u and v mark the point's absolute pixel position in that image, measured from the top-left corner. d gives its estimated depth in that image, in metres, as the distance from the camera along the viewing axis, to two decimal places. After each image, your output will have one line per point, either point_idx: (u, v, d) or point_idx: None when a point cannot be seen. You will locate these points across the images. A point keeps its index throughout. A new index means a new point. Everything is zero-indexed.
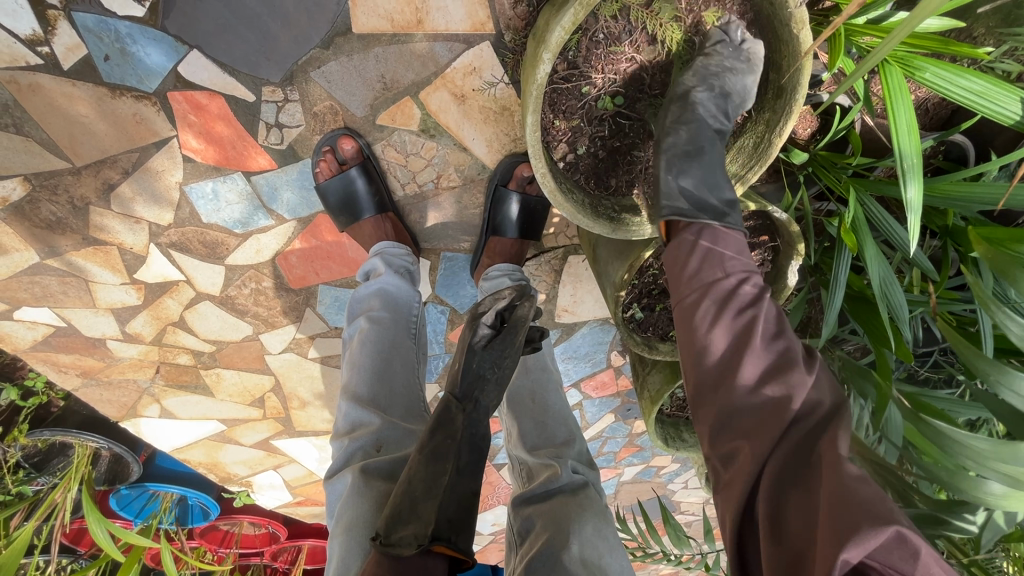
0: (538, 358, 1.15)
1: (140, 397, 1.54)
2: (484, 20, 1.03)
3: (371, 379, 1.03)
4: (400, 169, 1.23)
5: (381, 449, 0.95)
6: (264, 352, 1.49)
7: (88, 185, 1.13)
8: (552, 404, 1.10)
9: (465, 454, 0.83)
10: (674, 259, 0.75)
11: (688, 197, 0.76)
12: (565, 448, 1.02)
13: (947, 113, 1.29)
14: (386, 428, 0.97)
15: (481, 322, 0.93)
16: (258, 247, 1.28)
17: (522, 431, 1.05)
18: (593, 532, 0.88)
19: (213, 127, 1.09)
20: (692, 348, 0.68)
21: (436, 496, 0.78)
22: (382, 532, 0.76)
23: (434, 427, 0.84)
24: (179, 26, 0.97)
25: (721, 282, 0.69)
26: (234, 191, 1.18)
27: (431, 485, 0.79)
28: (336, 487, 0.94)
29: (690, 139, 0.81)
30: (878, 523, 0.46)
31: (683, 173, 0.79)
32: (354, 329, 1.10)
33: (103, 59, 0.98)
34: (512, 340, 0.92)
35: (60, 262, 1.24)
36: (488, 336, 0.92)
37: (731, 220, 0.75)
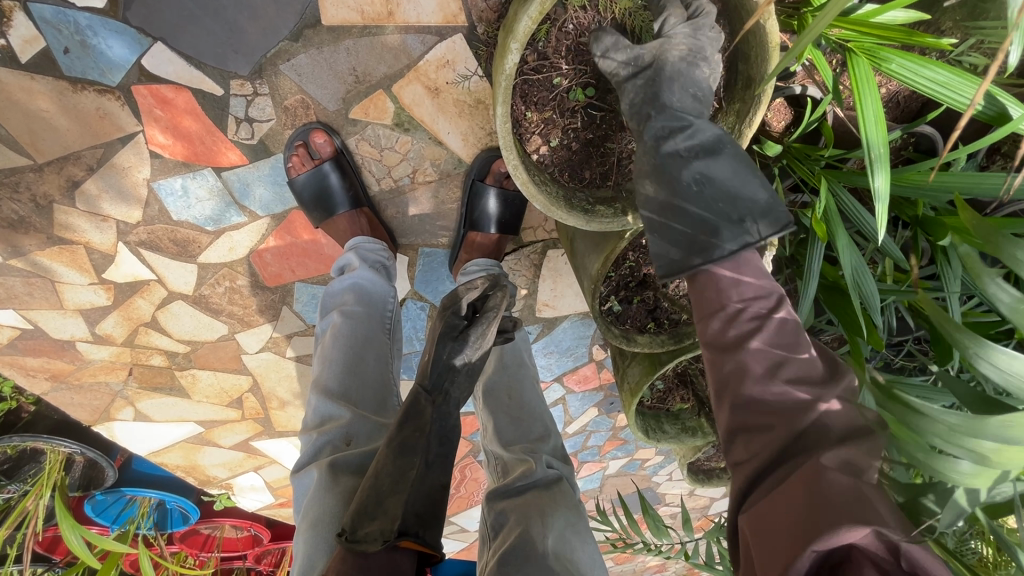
0: (513, 352, 1.15)
1: (113, 400, 1.51)
2: (456, 13, 1.03)
3: (342, 373, 1.01)
4: (374, 164, 1.21)
5: (350, 443, 0.94)
6: (241, 352, 1.47)
7: (51, 182, 1.10)
8: (529, 400, 1.09)
9: (434, 446, 0.84)
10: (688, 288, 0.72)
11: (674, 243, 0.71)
12: (541, 443, 1.02)
13: (917, 105, 1.32)
14: (355, 422, 0.96)
15: (454, 315, 0.92)
16: (230, 245, 1.26)
17: (498, 427, 1.05)
18: (565, 526, 0.88)
19: (180, 122, 1.06)
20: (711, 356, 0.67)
21: (402, 490, 0.78)
22: (348, 527, 0.75)
23: (403, 420, 0.83)
24: (141, 18, 0.95)
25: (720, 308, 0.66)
26: (204, 188, 1.15)
27: (398, 479, 0.78)
28: (302, 483, 0.93)
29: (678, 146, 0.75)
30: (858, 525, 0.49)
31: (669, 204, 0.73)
32: (326, 324, 1.09)
33: (62, 51, 0.96)
34: (484, 332, 0.92)
35: (25, 263, 1.20)
36: (462, 327, 0.92)
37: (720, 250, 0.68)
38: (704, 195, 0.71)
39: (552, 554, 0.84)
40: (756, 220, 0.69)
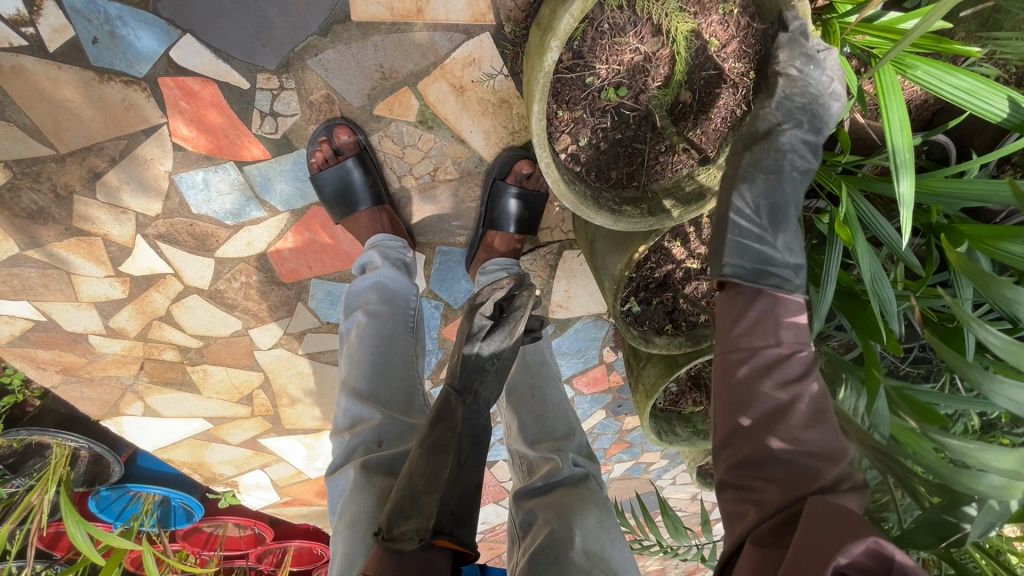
0: (535, 350, 1.15)
1: (123, 394, 1.50)
2: (484, 11, 1.03)
3: (371, 373, 1.01)
4: (396, 161, 1.21)
5: (382, 444, 0.94)
6: (253, 347, 1.47)
7: (72, 173, 1.09)
8: (552, 399, 1.09)
9: (466, 445, 0.83)
10: (728, 316, 0.69)
11: (750, 260, 0.72)
12: (566, 441, 1.02)
13: (928, 115, 1.33)
14: (386, 423, 0.96)
15: (480, 314, 0.91)
16: (249, 240, 1.25)
17: (522, 425, 1.05)
18: (595, 524, 0.88)
19: (205, 115, 1.06)
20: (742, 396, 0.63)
21: (437, 489, 0.78)
22: (384, 527, 0.75)
23: (434, 420, 0.83)
24: (172, 9, 0.95)
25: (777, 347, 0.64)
26: (225, 181, 1.15)
27: (433, 478, 0.78)
28: (339, 483, 0.94)
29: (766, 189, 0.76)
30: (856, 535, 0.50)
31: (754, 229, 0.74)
32: (351, 323, 1.08)
33: (91, 42, 0.95)
34: (511, 330, 0.91)
35: (41, 254, 1.19)
36: (488, 327, 0.91)
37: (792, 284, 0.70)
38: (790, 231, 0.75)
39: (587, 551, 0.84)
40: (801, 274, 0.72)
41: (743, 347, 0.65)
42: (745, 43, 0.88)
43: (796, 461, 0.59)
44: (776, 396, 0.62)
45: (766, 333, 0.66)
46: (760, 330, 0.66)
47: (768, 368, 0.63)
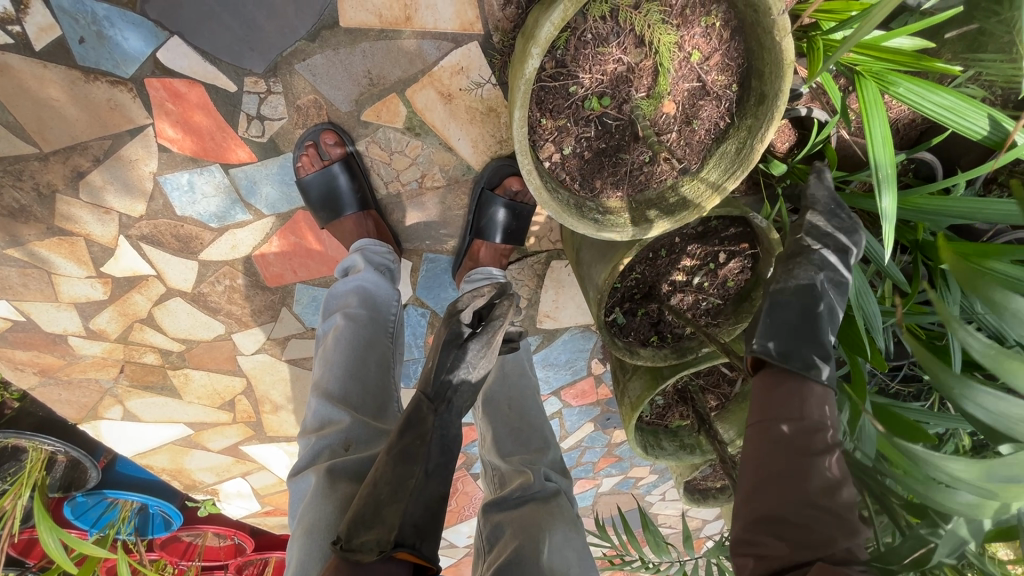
0: (514, 361, 1.13)
1: (101, 398, 1.48)
2: (472, 20, 1.04)
3: (345, 376, 1.01)
4: (383, 167, 1.21)
5: (349, 449, 0.93)
6: (236, 352, 1.45)
7: (56, 172, 1.08)
8: (530, 412, 1.08)
9: (435, 456, 0.82)
10: (766, 388, 0.77)
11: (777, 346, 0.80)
12: (540, 455, 1.01)
13: (916, 133, 1.34)
14: (355, 427, 0.95)
15: (459, 320, 0.92)
16: (233, 243, 1.25)
17: (497, 437, 1.04)
18: (563, 540, 0.87)
19: (191, 117, 1.06)
20: (771, 458, 0.70)
21: (401, 499, 0.77)
22: (343, 536, 0.74)
23: (404, 427, 0.81)
24: (160, 11, 0.95)
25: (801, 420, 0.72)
26: (211, 184, 1.15)
27: (397, 488, 0.77)
28: (299, 487, 0.92)
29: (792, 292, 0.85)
30: None
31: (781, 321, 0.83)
32: (328, 326, 1.07)
33: (78, 41, 0.95)
34: (489, 339, 0.91)
35: (22, 252, 1.18)
36: (466, 335, 0.91)
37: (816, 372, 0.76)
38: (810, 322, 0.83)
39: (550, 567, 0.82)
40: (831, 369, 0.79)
41: (773, 418, 0.73)
42: (727, 56, 0.88)
43: (817, 528, 0.65)
44: (801, 463, 0.68)
45: (795, 406, 0.73)
46: (787, 402, 0.74)
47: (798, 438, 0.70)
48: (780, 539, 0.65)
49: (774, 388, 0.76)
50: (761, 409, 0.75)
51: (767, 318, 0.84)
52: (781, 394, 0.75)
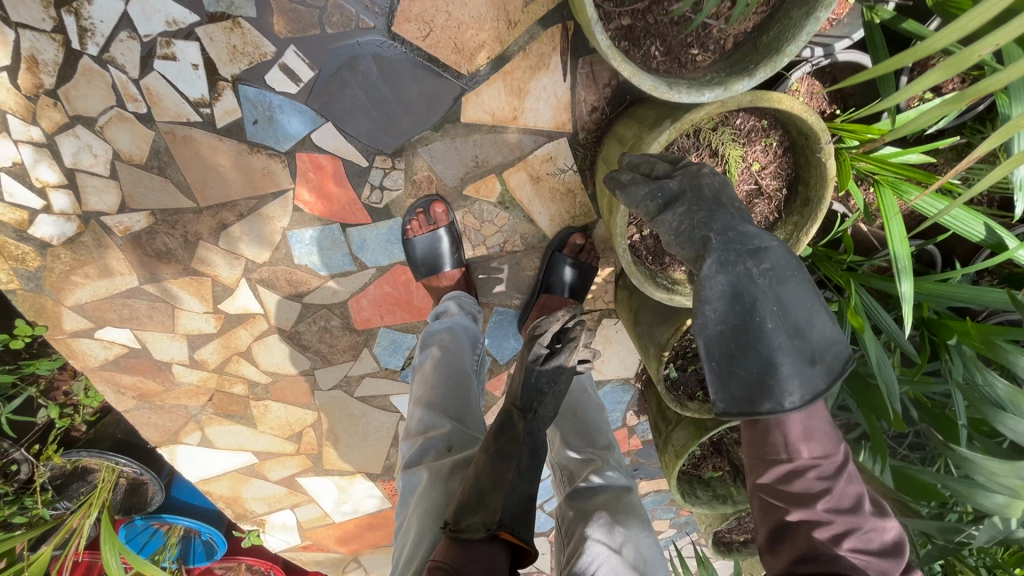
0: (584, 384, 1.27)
1: (185, 423, 1.60)
2: (565, 122, 1.27)
3: (443, 393, 1.17)
4: (473, 233, 1.41)
5: (452, 449, 1.09)
6: (314, 387, 1.60)
7: (205, 223, 1.27)
8: (594, 420, 1.23)
9: (526, 457, 0.97)
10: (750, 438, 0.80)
11: (739, 397, 0.77)
12: (607, 452, 1.17)
13: (918, 226, 1.58)
14: (455, 432, 1.11)
15: (539, 343, 1.09)
16: (335, 289, 1.43)
17: (566, 438, 1.19)
18: (638, 531, 1.00)
19: (326, 184, 1.27)
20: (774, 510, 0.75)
21: (501, 489, 0.91)
22: (453, 519, 0.89)
23: (498, 432, 0.98)
24: (321, 103, 1.17)
25: (786, 462, 0.75)
26: (329, 240, 1.34)
27: (497, 479, 0.92)
28: (411, 480, 1.09)
29: (721, 316, 0.80)
30: None
31: (733, 364, 0.79)
32: (426, 355, 1.25)
33: (252, 122, 1.16)
34: (565, 359, 1.08)
35: (156, 288, 1.35)
36: (545, 355, 1.08)
37: (788, 404, 0.74)
38: (765, 345, 0.77)
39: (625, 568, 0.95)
40: (806, 378, 0.76)
41: (763, 468, 0.77)
42: (780, 167, 1.11)
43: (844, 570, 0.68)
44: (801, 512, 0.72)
45: (775, 449, 0.76)
46: (766, 448, 0.77)
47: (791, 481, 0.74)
48: None
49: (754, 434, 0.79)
50: (751, 450, 0.79)
51: (710, 369, 0.80)
52: (766, 439, 0.77)
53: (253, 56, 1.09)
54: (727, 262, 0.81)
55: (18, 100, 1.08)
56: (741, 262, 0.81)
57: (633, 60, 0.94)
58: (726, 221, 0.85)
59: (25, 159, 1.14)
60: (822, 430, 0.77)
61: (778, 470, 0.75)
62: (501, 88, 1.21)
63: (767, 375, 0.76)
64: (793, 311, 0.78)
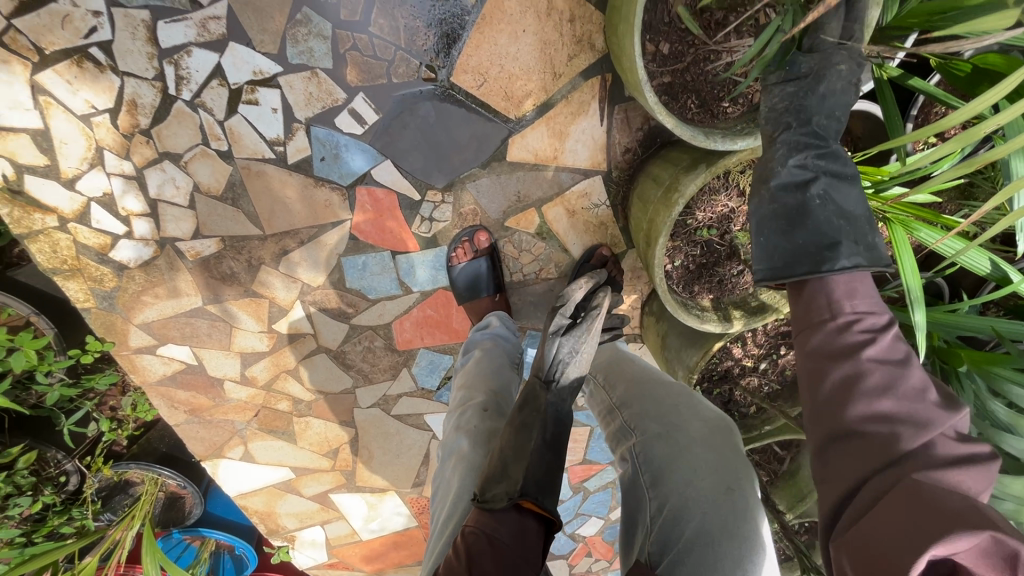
0: (625, 347, 1.25)
1: (230, 437, 1.68)
2: (601, 161, 1.39)
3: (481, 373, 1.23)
4: (512, 261, 1.52)
5: (487, 411, 1.13)
6: (354, 405, 1.68)
7: (268, 248, 1.38)
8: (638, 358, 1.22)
9: (550, 427, 0.99)
10: (797, 314, 0.79)
11: (780, 260, 0.82)
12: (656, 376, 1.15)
13: (927, 260, 1.68)
14: (492, 399, 1.16)
15: (560, 316, 1.17)
16: (381, 312, 1.52)
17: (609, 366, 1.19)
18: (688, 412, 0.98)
19: (380, 215, 1.38)
20: (812, 373, 0.74)
21: (524, 458, 0.93)
22: (479, 491, 0.92)
23: (522, 405, 1.02)
24: (382, 142, 1.29)
25: (829, 320, 0.75)
26: (379, 266, 1.45)
27: (519, 450, 0.94)
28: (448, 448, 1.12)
29: (777, 195, 0.85)
30: (968, 526, 0.55)
31: (788, 231, 0.82)
32: (467, 359, 1.32)
33: (320, 159, 1.29)
34: (587, 325, 1.13)
35: (218, 308, 1.45)
36: (567, 326, 1.15)
37: (833, 265, 0.76)
38: (823, 213, 0.80)
39: (684, 463, 0.90)
40: (865, 250, 0.78)
41: (808, 339, 0.76)
42: None
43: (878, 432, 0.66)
44: (842, 373, 0.70)
45: (819, 313, 0.76)
46: (812, 313, 0.77)
47: (834, 345, 0.73)
48: (855, 463, 0.66)
49: (802, 303, 0.79)
50: (799, 319, 0.79)
51: (760, 240, 0.85)
52: (810, 304, 0.78)
53: (327, 101, 1.22)
54: (798, 144, 0.86)
55: (115, 137, 1.20)
56: (817, 144, 0.85)
57: (672, 111, 1.06)
58: (828, 109, 0.86)
59: (115, 189, 1.25)
60: (871, 290, 0.76)
61: (824, 331, 0.74)
62: (545, 131, 1.33)
63: (827, 246, 0.78)
64: (849, 196, 0.82)
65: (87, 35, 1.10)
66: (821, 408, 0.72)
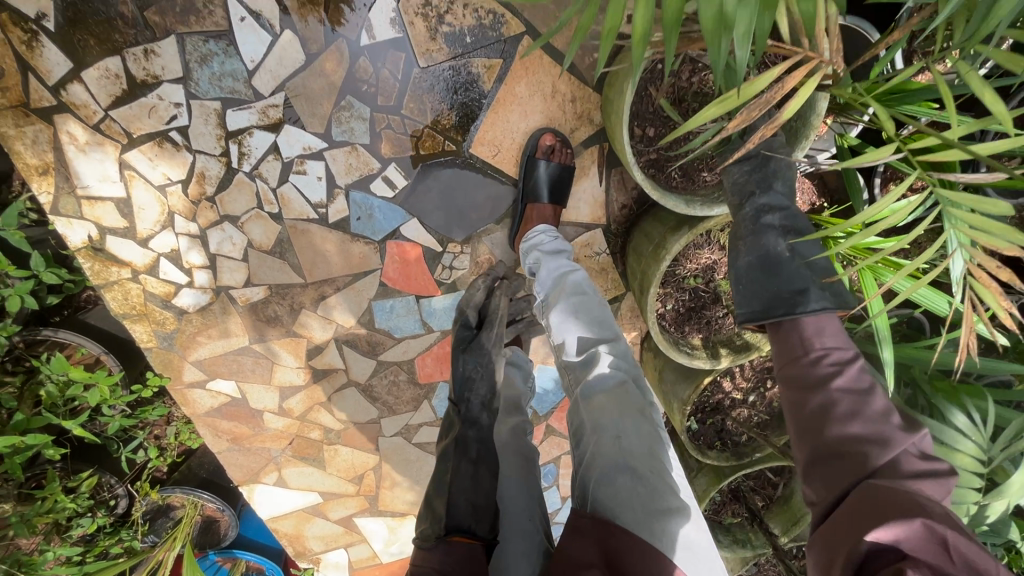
0: (574, 292, 1.24)
1: (266, 464, 1.84)
2: (602, 215, 1.57)
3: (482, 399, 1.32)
4: (524, 302, 1.67)
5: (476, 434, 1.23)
6: (379, 433, 1.84)
7: (308, 294, 1.57)
8: (595, 314, 1.20)
9: (472, 449, 1.15)
10: (779, 350, 0.95)
11: (761, 303, 0.98)
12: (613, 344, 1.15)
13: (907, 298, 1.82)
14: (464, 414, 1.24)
15: (466, 320, 1.46)
16: (406, 349, 1.70)
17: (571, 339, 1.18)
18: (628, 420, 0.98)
19: (407, 265, 1.57)
20: (795, 403, 0.88)
21: (444, 496, 1.06)
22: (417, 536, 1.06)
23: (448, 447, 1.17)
24: (410, 203, 1.49)
25: (804, 354, 0.91)
26: (405, 308, 1.63)
27: (441, 488, 1.08)
28: None
29: (746, 249, 1.02)
30: (907, 515, 0.67)
31: (764, 274, 0.99)
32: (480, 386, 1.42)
33: (356, 219, 1.49)
34: (488, 330, 1.40)
35: (262, 347, 1.63)
36: (471, 332, 1.45)
37: (801, 308, 0.92)
38: (793, 265, 0.96)
39: (614, 448, 0.94)
40: (830, 296, 0.94)
41: (789, 370, 0.92)
42: None
43: (850, 450, 0.79)
44: (816, 403, 0.85)
45: (797, 348, 0.92)
46: (789, 348, 0.93)
47: (809, 377, 0.88)
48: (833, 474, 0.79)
49: (780, 336, 0.96)
50: (781, 351, 0.95)
51: (739, 288, 1.03)
52: (785, 339, 0.95)
53: (364, 171, 1.43)
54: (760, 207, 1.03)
55: (185, 203, 1.41)
56: (779, 207, 1.02)
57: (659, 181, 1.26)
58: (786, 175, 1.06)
59: (181, 246, 1.46)
60: (838, 330, 0.92)
61: (801, 363, 0.90)
62: None
63: (797, 290, 0.94)
64: (812, 249, 0.99)
65: (169, 121, 1.31)
66: (802, 429, 0.86)
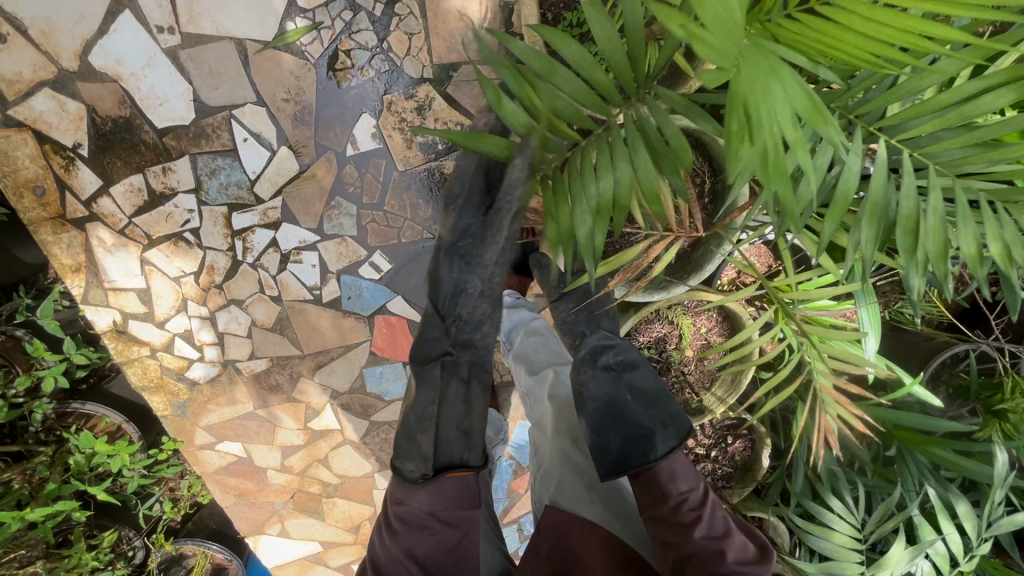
0: (529, 334, 1.42)
1: (270, 516, 1.99)
2: None
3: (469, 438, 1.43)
4: (502, 365, 1.82)
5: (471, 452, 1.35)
6: (374, 487, 1.98)
7: (306, 364, 1.75)
8: (551, 342, 1.43)
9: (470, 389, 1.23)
10: (643, 495, 1.06)
11: (614, 455, 1.10)
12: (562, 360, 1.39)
13: None
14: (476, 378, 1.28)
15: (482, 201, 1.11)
16: (395, 410, 1.85)
17: (531, 358, 1.39)
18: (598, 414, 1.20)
19: (394, 336, 1.74)
20: (671, 541, 0.97)
21: (429, 431, 1.15)
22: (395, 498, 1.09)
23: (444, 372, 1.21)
24: (394, 283, 1.66)
25: (668, 498, 1.02)
26: (393, 373, 1.79)
27: (426, 425, 1.15)
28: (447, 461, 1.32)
29: (598, 388, 1.18)
30: None
31: (613, 414, 1.14)
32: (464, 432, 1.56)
33: (347, 298, 1.67)
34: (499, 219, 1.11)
35: (265, 412, 1.80)
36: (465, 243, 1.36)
37: (655, 450, 1.06)
38: (636, 407, 1.14)
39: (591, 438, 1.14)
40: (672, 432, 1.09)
41: (655, 516, 1.02)
42: (723, 329, 1.52)
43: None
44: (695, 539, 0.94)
45: (663, 490, 1.03)
46: (654, 491, 1.04)
47: (681, 518, 0.99)
48: None
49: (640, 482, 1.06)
50: (644, 495, 1.05)
51: (597, 436, 1.14)
52: (647, 487, 1.05)
53: (352, 258, 1.61)
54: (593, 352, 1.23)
55: (196, 290, 1.60)
56: (602, 345, 1.24)
57: None
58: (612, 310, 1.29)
59: (193, 327, 1.65)
60: (684, 472, 1.07)
61: (665, 507, 1.01)
62: None
63: (645, 432, 1.10)
64: (638, 377, 1.20)
65: (183, 224, 1.52)
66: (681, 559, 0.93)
